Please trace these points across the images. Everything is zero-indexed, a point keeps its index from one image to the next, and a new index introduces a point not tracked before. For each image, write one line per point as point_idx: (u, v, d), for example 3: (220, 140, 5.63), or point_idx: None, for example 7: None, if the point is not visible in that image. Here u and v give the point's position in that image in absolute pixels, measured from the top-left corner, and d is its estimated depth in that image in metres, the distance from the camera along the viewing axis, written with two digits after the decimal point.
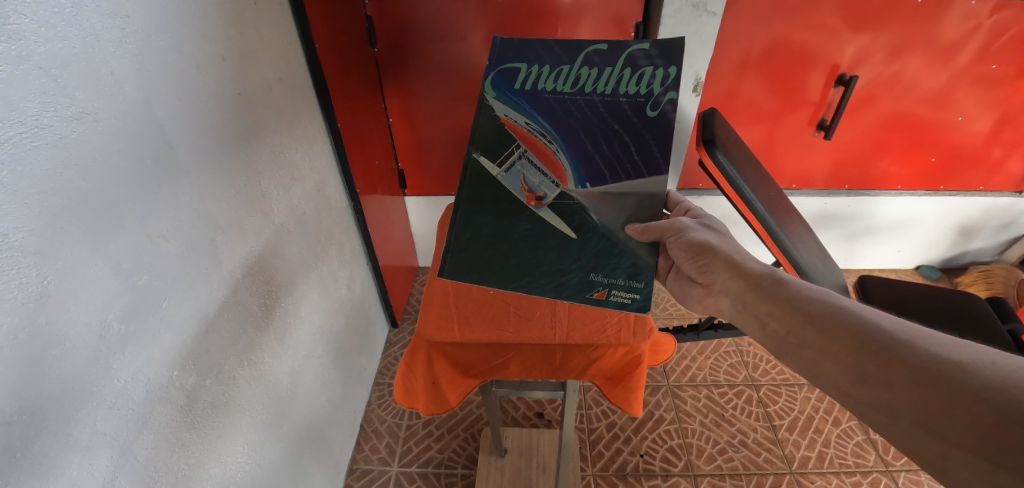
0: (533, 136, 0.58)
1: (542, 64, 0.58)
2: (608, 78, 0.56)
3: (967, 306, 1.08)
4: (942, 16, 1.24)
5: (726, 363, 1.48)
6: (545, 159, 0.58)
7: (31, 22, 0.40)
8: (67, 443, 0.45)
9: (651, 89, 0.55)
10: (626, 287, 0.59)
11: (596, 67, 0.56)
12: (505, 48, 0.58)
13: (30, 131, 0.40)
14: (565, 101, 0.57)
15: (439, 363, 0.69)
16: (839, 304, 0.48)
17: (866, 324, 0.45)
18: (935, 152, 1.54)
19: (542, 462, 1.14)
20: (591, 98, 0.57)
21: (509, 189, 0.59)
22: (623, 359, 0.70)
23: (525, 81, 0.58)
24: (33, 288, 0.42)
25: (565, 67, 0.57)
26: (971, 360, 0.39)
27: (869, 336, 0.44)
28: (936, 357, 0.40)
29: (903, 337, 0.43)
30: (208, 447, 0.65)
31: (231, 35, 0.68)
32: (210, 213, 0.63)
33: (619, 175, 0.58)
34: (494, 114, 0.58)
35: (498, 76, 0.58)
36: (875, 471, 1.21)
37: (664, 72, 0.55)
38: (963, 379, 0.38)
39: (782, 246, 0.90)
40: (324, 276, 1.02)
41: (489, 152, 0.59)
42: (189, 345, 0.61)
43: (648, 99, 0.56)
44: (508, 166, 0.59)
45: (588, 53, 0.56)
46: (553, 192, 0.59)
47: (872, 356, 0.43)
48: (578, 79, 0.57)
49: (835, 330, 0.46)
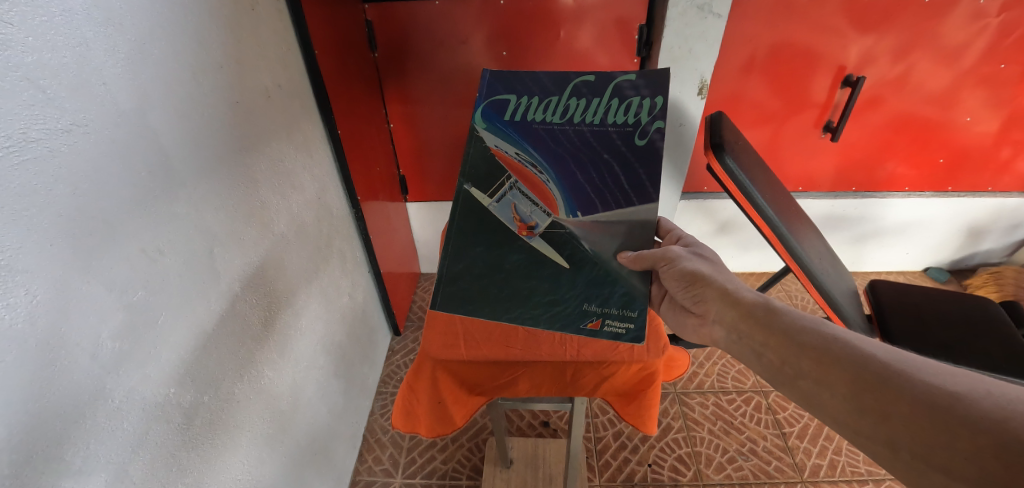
0: (524, 167, 0.58)
1: (531, 95, 0.58)
2: (597, 108, 0.57)
3: (982, 310, 1.05)
4: (949, 16, 1.22)
5: (734, 369, 1.45)
6: (537, 189, 0.58)
7: (19, 32, 0.38)
8: (60, 469, 0.43)
9: (639, 118, 0.56)
10: (621, 316, 0.58)
11: (584, 97, 0.57)
12: (494, 81, 0.59)
13: (18, 145, 0.39)
14: (554, 131, 0.58)
15: (444, 381, 0.67)
16: (831, 332, 0.46)
17: (861, 353, 0.43)
18: (944, 153, 1.51)
19: (549, 473, 1.12)
20: (579, 128, 0.58)
21: (500, 219, 0.59)
22: (635, 376, 0.67)
23: (515, 111, 0.58)
24: (21, 309, 0.40)
25: (554, 97, 0.58)
26: (968, 390, 0.38)
27: (865, 366, 0.42)
28: (933, 387, 0.39)
29: (898, 367, 0.41)
30: (208, 466, 0.63)
31: (229, 42, 0.67)
32: (209, 225, 0.62)
33: (610, 203, 0.58)
34: (483, 145, 0.59)
35: (487, 108, 0.59)
36: (887, 478, 1.18)
37: (651, 102, 0.56)
38: (961, 410, 0.37)
39: (793, 253, 0.88)
40: (324, 286, 0.99)
41: (479, 184, 0.59)
42: (186, 363, 0.59)
43: (636, 128, 0.56)
44: (499, 196, 0.59)
45: (576, 84, 0.57)
46: (544, 222, 0.59)
47: (870, 387, 0.41)
48: (566, 110, 0.58)
49: (831, 360, 0.44)
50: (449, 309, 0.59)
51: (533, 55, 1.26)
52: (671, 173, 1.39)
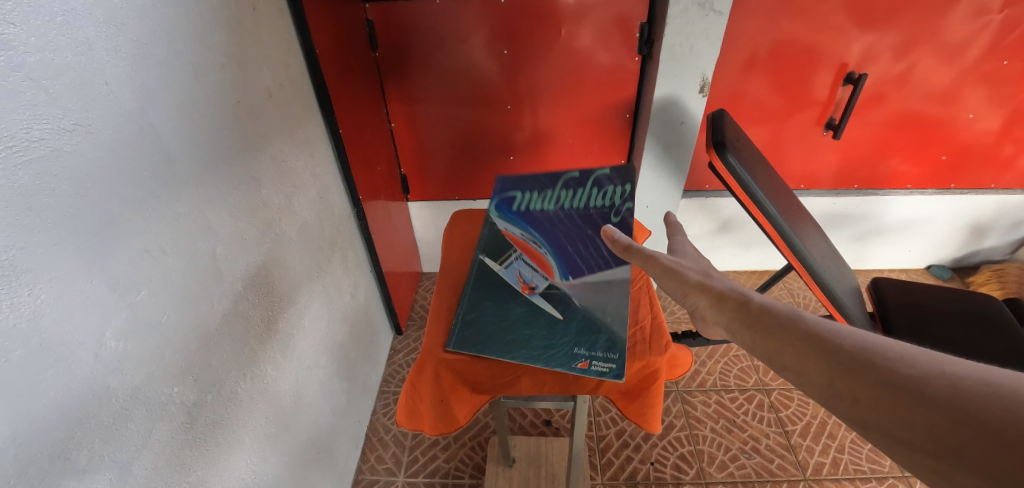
0: (526, 243, 0.72)
1: (530, 189, 0.71)
2: (582, 196, 0.69)
3: (986, 307, 1.05)
4: (951, 12, 1.22)
5: (736, 367, 1.45)
6: (536, 259, 0.72)
7: (21, 31, 0.38)
8: (64, 468, 0.43)
9: (614, 202, 0.68)
10: (605, 358, 0.64)
11: (571, 188, 0.70)
12: (497, 178, 0.73)
13: (22, 145, 0.39)
14: (547, 213, 0.69)
15: (447, 379, 0.67)
16: (800, 315, 0.39)
17: (838, 339, 0.36)
18: (946, 150, 1.51)
19: (552, 472, 1.12)
20: (568, 211, 0.69)
21: (507, 281, 0.75)
22: (639, 375, 0.67)
23: (515, 200, 0.72)
24: (25, 308, 0.40)
25: (547, 190, 0.70)
26: (946, 371, 0.31)
27: (838, 351, 0.35)
28: (917, 370, 0.32)
29: (874, 348, 0.34)
30: (211, 465, 0.63)
31: (230, 42, 0.66)
32: (210, 224, 0.62)
33: (595, 268, 0.69)
34: (493, 229, 0.74)
35: (492, 200, 0.73)
36: (891, 477, 1.18)
37: (621, 189, 0.68)
38: (947, 395, 0.30)
39: (795, 250, 0.87)
40: (325, 285, 0.99)
41: (492, 254, 0.78)
42: (190, 360, 0.59)
43: (613, 209, 0.67)
44: (507, 263, 0.76)
45: (566, 179, 0.70)
46: (543, 284, 0.73)
47: (846, 374, 0.34)
48: (558, 198, 0.70)
49: (804, 346, 0.37)
50: (460, 347, 0.66)
51: (534, 54, 1.26)
52: (672, 174, 1.39)
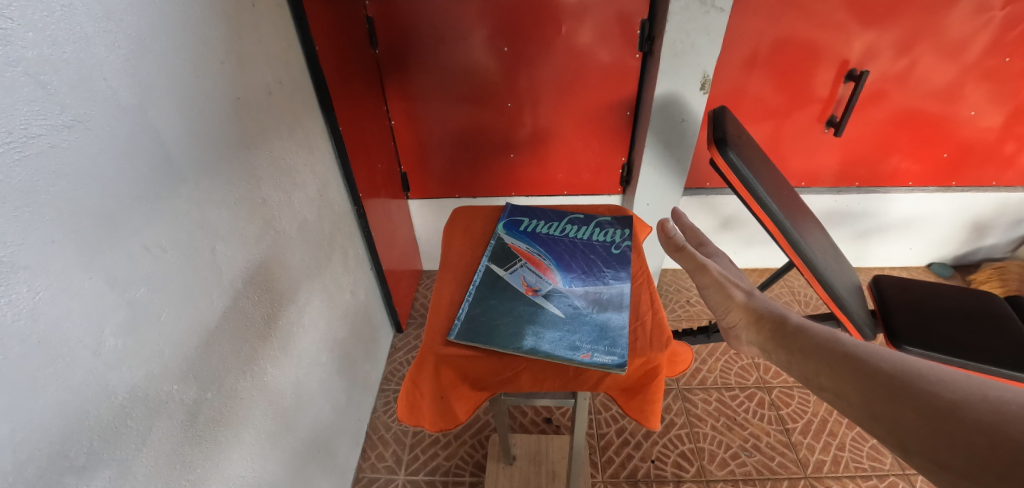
0: (533, 256, 0.81)
1: (540, 219, 0.91)
2: (585, 230, 0.88)
3: (987, 305, 1.05)
4: (953, 9, 1.21)
5: (737, 365, 1.45)
6: (540, 267, 0.79)
7: (19, 27, 0.38)
8: (63, 466, 0.43)
9: (612, 237, 0.86)
10: (607, 350, 0.64)
11: (575, 223, 0.90)
12: (515, 211, 0.93)
13: (20, 141, 0.38)
14: (555, 238, 0.86)
15: (448, 374, 0.67)
16: (844, 346, 0.45)
17: (876, 363, 0.41)
18: (948, 147, 1.50)
19: (552, 470, 1.12)
20: (573, 238, 0.86)
21: (512, 283, 0.76)
22: (639, 370, 0.66)
23: (529, 225, 0.89)
24: (23, 306, 0.40)
25: (556, 222, 0.91)
26: (972, 396, 0.34)
27: (875, 375, 0.40)
28: (946, 391, 0.36)
29: (910, 373, 0.38)
30: (210, 463, 0.63)
31: (229, 39, 0.66)
32: (209, 221, 0.62)
33: (597, 280, 0.76)
34: (505, 242, 0.84)
35: (510, 224, 0.89)
36: (892, 475, 1.17)
37: (620, 232, 0.87)
38: (963, 412, 0.34)
39: (796, 247, 0.87)
40: (325, 284, 0.99)
41: (498, 260, 0.81)
42: (190, 357, 0.59)
43: (612, 242, 0.85)
44: (512, 268, 0.79)
45: (573, 217, 0.92)
46: (547, 287, 0.75)
47: (880, 395, 0.39)
48: (565, 229, 0.89)
49: (842, 370, 0.43)
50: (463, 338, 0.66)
51: (534, 51, 1.25)
52: (673, 171, 1.38)
